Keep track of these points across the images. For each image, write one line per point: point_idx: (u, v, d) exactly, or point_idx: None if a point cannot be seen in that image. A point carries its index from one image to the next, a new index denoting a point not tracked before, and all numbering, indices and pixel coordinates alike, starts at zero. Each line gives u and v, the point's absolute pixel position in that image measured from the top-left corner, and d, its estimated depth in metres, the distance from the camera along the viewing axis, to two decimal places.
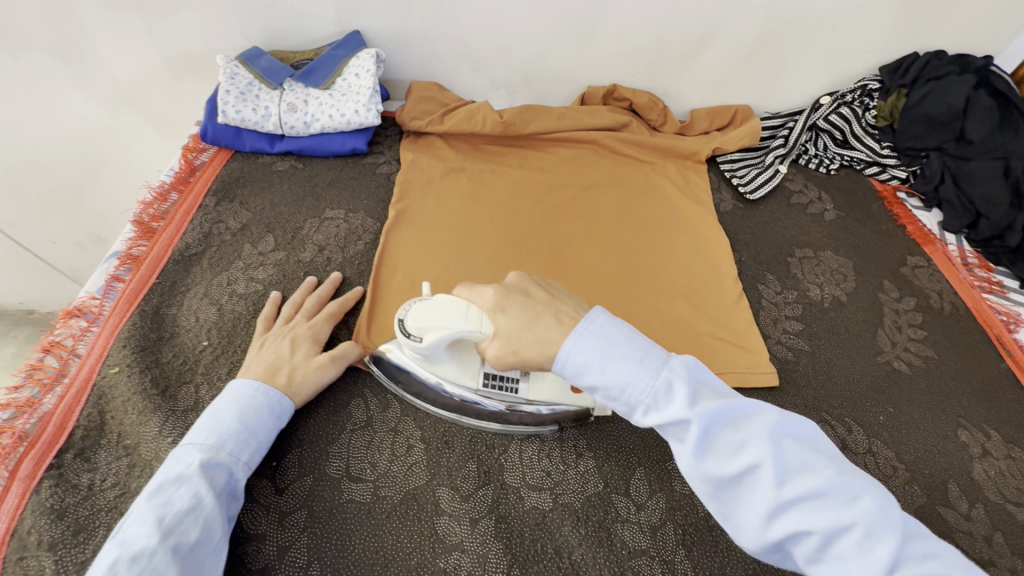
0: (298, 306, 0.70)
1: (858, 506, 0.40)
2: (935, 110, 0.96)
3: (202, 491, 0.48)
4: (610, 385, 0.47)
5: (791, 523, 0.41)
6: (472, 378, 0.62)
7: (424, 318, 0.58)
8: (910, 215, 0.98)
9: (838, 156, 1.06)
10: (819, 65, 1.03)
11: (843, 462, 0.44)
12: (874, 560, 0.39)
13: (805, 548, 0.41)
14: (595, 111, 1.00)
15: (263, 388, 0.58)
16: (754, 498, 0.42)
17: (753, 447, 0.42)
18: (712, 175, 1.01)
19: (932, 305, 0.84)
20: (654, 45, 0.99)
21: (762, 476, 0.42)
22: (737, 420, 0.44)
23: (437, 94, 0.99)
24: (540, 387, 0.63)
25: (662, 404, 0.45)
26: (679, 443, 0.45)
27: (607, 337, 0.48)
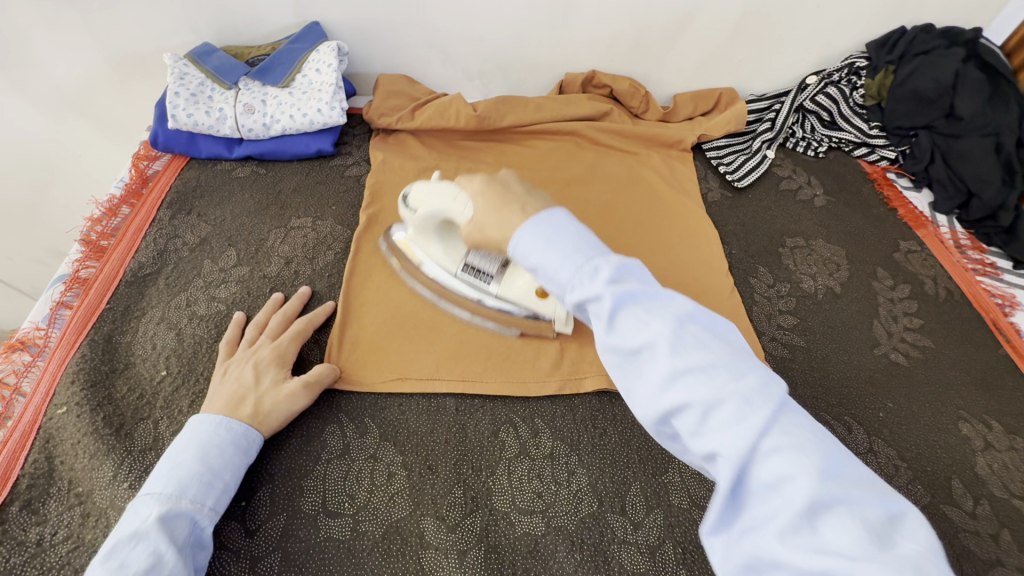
0: (262, 327, 0.65)
1: (741, 384, 0.38)
2: (923, 86, 0.93)
3: (161, 544, 0.45)
4: (562, 283, 0.44)
5: (680, 395, 0.38)
6: (450, 263, 0.68)
7: (421, 195, 0.62)
8: (900, 196, 0.96)
9: (826, 138, 1.02)
10: (805, 44, 0.99)
11: (745, 351, 0.41)
12: (750, 432, 0.36)
13: (688, 422, 0.39)
14: (574, 101, 0.95)
15: (226, 423, 0.54)
16: (650, 372, 0.40)
17: (655, 323, 0.40)
18: (698, 164, 0.97)
19: (926, 292, 0.82)
20: (633, 27, 0.94)
21: (659, 350, 0.40)
22: (650, 302, 0.42)
23: (407, 88, 0.94)
24: (508, 285, 0.66)
25: (583, 279, 0.43)
26: (593, 321, 0.43)
27: (556, 227, 0.46)
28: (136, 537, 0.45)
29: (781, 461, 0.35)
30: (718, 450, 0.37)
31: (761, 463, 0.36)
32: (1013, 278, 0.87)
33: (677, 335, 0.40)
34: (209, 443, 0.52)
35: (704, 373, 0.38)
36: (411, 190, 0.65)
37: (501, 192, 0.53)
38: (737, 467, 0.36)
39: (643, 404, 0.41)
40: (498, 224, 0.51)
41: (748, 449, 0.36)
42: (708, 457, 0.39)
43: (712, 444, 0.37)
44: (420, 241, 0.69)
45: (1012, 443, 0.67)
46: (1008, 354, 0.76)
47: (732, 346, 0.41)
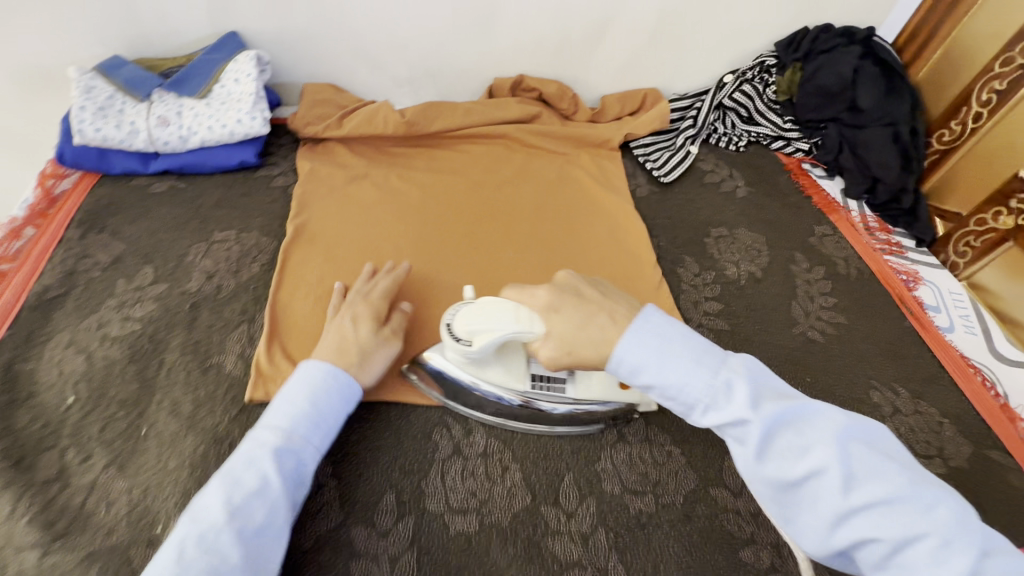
0: (343, 293, 0.70)
1: (836, 432, 0.43)
2: (828, 81, 0.99)
3: (268, 475, 0.49)
4: (659, 385, 0.48)
5: (794, 473, 0.43)
6: (518, 384, 0.60)
7: (466, 318, 0.56)
8: (814, 185, 1.02)
9: (745, 133, 1.08)
10: (720, 44, 1.04)
11: (918, 470, 0.44)
12: (864, 499, 0.41)
13: (869, 554, 0.41)
14: (503, 104, 0.97)
15: (332, 370, 0.57)
16: (792, 482, 0.43)
17: (818, 450, 0.42)
18: (626, 162, 1.01)
19: (840, 272, 0.87)
20: (556, 31, 0.97)
21: (826, 479, 0.42)
22: (728, 368, 0.47)
23: (333, 96, 0.93)
24: (587, 388, 0.61)
25: (661, 365, 0.48)
26: (738, 444, 0.46)
27: (664, 335, 0.49)
28: (246, 464, 0.49)
29: (894, 509, 0.40)
30: None
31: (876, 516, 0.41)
32: (916, 256, 0.94)
33: (763, 404, 0.45)
34: (321, 387, 0.56)
35: (804, 437, 0.44)
36: (454, 314, 0.59)
37: (578, 301, 0.54)
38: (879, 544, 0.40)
39: (755, 477, 0.46)
40: (591, 344, 0.50)
41: (868, 508, 0.41)
42: None
43: (839, 527, 0.42)
44: (467, 371, 0.60)
45: (917, 407, 0.72)
46: (913, 326, 0.82)
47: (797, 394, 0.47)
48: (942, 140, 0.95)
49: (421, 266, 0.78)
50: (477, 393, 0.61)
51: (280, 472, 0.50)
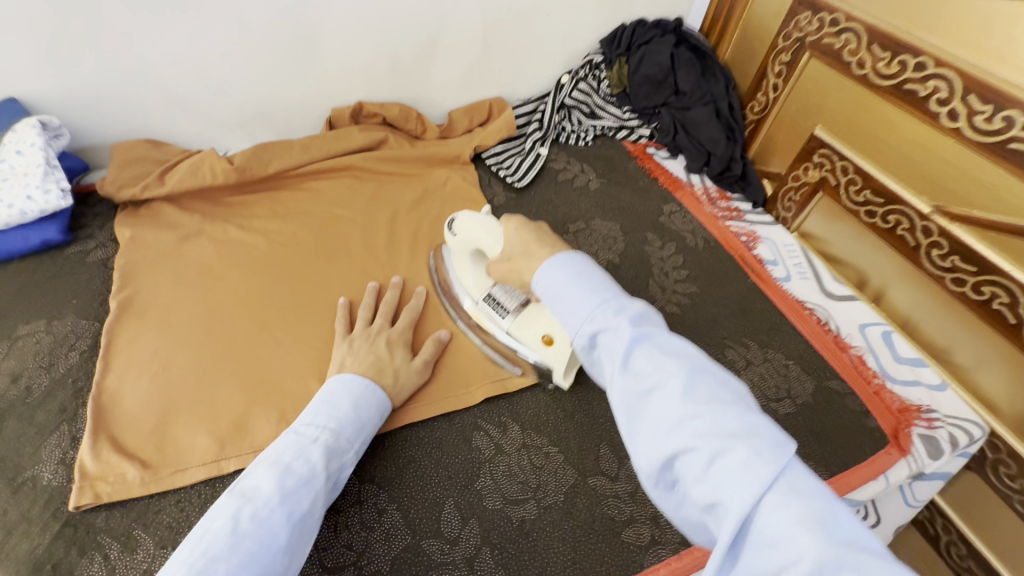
0: (368, 320, 0.72)
1: (750, 434, 0.41)
2: (651, 71, 1.06)
3: (316, 465, 0.53)
4: (565, 297, 0.55)
5: (682, 438, 0.42)
6: (474, 292, 0.73)
7: (466, 223, 0.71)
8: (659, 167, 1.10)
9: (591, 127, 1.13)
10: (549, 47, 1.08)
11: (751, 403, 0.45)
12: (747, 483, 0.39)
13: (690, 466, 0.42)
14: (344, 135, 0.95)
15: (372, 387, 0.62)
16: (662, 411, 0.44)
17: (669, 366, 0.45)
18: (481, 172, 1.02)
19: (689, 245, 0.94)
20: (384, 55, 0.96)
21: (669, 391, 0.44)
22: (665, 346, 0.48)
23: (150, 152, 0.85)
24: (523, 327, 0.70)
25: (604, 317, 0.51)
26: (611, 354, 0.49)
27: (579, 271, 0.56)
28: (297, 453, 0.53)
29: (778, 507, 0.38)
30: (721, 500, 0.40)
31: (758, 514, 0.39)
32: (753, 217, 1.03)
33: (690, 384, 0.44)
34: (361, 397, 0.61)
35: (709, 417, 0.42)
36: (458, 217, 0.73)
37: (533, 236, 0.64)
38: (737, 515, 0.39)
39: (615, 389, 0.48)
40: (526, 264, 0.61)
41: (752, 504, 0.39)
42: (707, 504, 0.41)
43: (708, 482, 0.41)
44: (464, 286, 0.76)
45: (766, 355, 0.79)
46: (755, 283, 0.90)
47: (748, 405, 0.44)
48: (754, 111, 1.06)
49: (275, 320, 0.74)
50: (473, 314, 0.75)
51: (327, 468, 0.54)
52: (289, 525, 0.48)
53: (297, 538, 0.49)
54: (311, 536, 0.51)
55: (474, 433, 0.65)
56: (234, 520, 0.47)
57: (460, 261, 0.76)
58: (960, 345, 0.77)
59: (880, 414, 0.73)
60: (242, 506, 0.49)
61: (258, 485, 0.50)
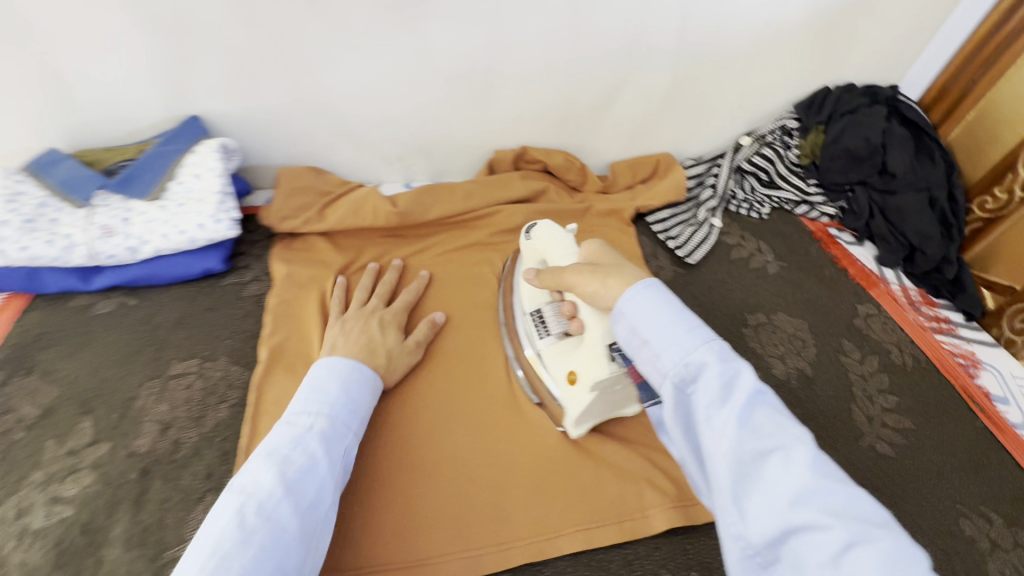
0: (366, 292, 0.71)
1: (860, 513, 0.37)
2: (854, 144, 0.92)
3: (315, 454, 0.50)
4: (654, 338, 0.46)
5: (790, 514, 0.37)
6: (527, 301, 0.67)
7: (545, 232, 0.65)
8: (848, 255, 0.94)
9: (767, 198, 0.99)
10: (736, 105, 0.96)
11: None
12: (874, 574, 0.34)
13: (820, 552, 0.35)
14: (506, 182, 0.87)
15: (358, 365, 0.59)
16: (782, 473, 0.38)
17: (788, 433, 0.40)
18: (644, 239, 0.90)
19: (895, 363, 0.78)
20: (561, 99, 0.87)
21: (792, 458, 0.39)
22: (777, 406, 0.42)
23: (313, 181, 0.81)
24: (556, 360, 0.62)
25: (719, 353, 0.44)
26: (722, 408, 0.41)
27: (688, 308, 0.47)
28: (293, 444, 0.50)
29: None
30: None
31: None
32: (967, 334, 0.86)
33: (812, 452, 0.39)
34: (348, 379, 0.58)
35: (835, 492, 0.37)
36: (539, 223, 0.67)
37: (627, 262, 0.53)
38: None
39: (724, 448, 0.40)
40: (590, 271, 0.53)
41: None
42: None
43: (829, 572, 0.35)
44: (520, 295, 0.69)
45: (1016, 538, 0.62)
46: (985, 427, 0.72)
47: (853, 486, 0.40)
48: (984, 208, 0.89)
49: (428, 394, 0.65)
50: (516, 319, 0.70)
51: (327, 455, 0.51)
52: (298, 515, 0.46)
53: (309, 529, 0.47)
54: (325, 526, 0.48)
55: None
56: (239, 517, 0.44)
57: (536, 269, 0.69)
58: None
59: None
60: (245, 502, 0.45)
61: (257, 478, 0.47)
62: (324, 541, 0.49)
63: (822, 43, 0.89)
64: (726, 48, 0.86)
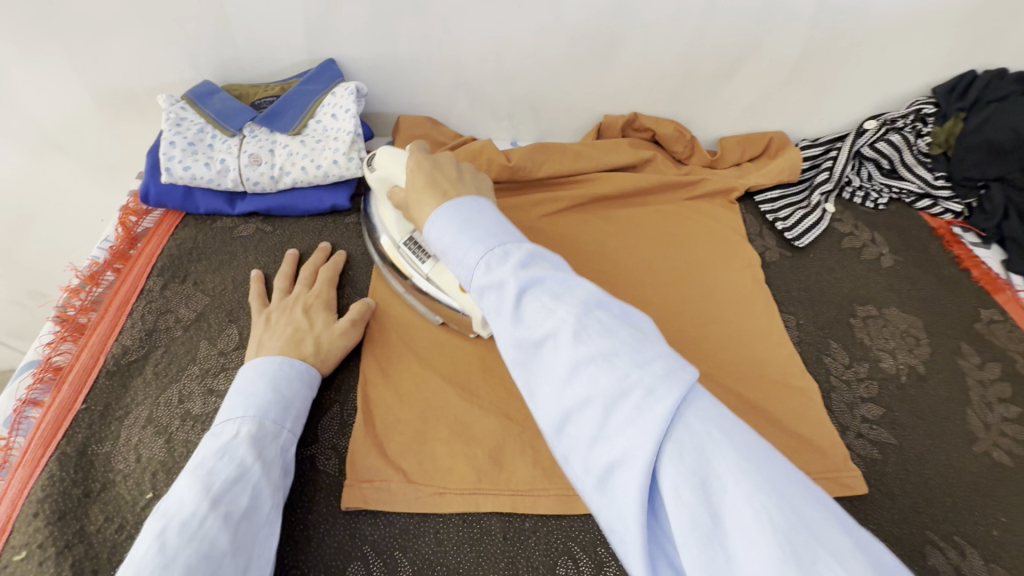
0: (290, 279, 0.68)
1: (646, 374, 0.37)
2: (999, 136, 0.85)
3: (246, 457, 0.47)
4: (452, 249, 0.48)
5: (578, 389, 0.38)
6: (395, 235, 0.66)
7: (384, 157, 0.66)
8: (972, 256, 0.87)
9: (886, 188, 0.94)
10: (866, 85, 0.90)
11: (652, 336, 0.40)
12: (651, 425, 0.35)
13: (590, 418, 0.37)
14: (615, 148, 0.87)
15: (288, 360, 0.56)
16: (552, 360, 0.39)
17: (559, 312, 0.40)
18: (750, 218, 0.88)
19: (1019, 372, 0.73)
20: (681, 66, 0.86)
21: (560, 338, 0.39)
22: (559, 290, 0.42)
23: (431, 131, 0.84)
24: (439, 271, 0.63)
25: (493, 267, 0.44)
26: (500, 310, 0.43)
27: (468, 215, 0.49)
28: (220, 453, 0.46)
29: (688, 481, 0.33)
30: (623, 450, 0.35)
31: (668, 459, 0.34)
32: None
33: (580, 327, 0.39)
34: (277, 376, 0.54)
35: (617, 358, 0.37)
36: (382, 154, 0.67)
37: (434, 174, 0.56)
38: (644, 470, 0.34)
39: (507, 344, 0.43)
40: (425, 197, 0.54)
41: (651, 453, 0.34)
42: (611, 460, 0.36)
43: (612, 433, 0.36)
44: (388, 230, 0.68)
45: None
46: None
47: (648, 337, 0.40)
48: None
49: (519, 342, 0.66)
50: (401, 267, 0.67)
51: (259, 458, 0.47)
52: (229, 528, 0.42)
53: (244, 538, 0.43)
54: (263, 533, 0.45)
55: None
56: (158, 542, 0.39)
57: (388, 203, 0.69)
58: None
59: None
60: (166, 524, 0.40)
61: (181, 499, 0.42)
62: (268, 547, 0.45)
63: (976, 21, 0.82)
64: (866, 21, 0.81)
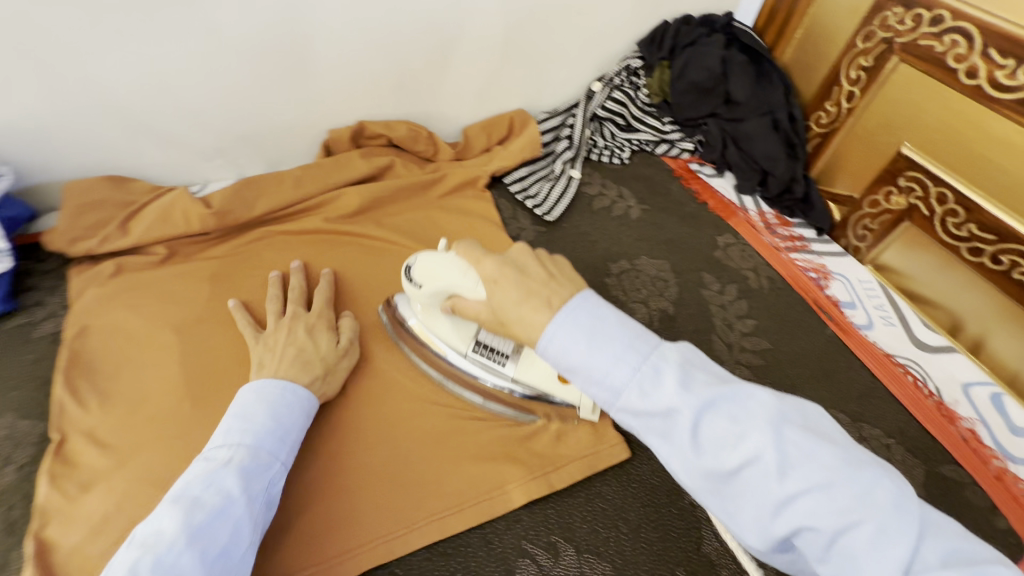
0: (282, 301, 0.65)
1: (872, 505, 0.33)
2: (699, 77, 0.91)
3: (231, 491, 0.44)
4: (585, 371, 0.40)
5: (795, 518, 0.34)
6: (460, 344, 0.60)
7: (425, 265, 0.55)
8: (707, 188, 0.95)
9: (627, 142, 0.98)
10: (580, 50, 0.93)
11: (847, 447, 0.36)
12: (897, 567, 0.31)
13: (810, 545, 0.34)
14: (344, 163, 0.81)
15: (291, 387, 0.54)
16: (755, 491, 0.35)
17: (753, 436, 0.35)
18: (503, 202, 0.87)
19: (752, 287, 0.80)
20: (390, 65, 0.81)
21: (764, 468, 0.35)
22: (732, 408, 0.37)
23: (112, 192, 0.71)
24: (528, 369, 0.59)
25: (649, 394, 0.38)
26: (662, 439, 0.38)
27: (595, 320, 0.41)
28: (206, 482, 0.44)
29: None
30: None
31: None
32: (820, 247, 0.89)
33: (779, 442, 0.35)
34: (277, 403, 0.52)
35: (820, 488, 0.34)
36: (415, 260, 0.57)
37: (525, 279, 0.46)
38: None
39: (685, 474, 0.38)
40: (519, 319, 0.44)
41: None
42: None
43: (845, 564, 0.33)
44: (438, 335, 0.61)
45: (861, 432, 0.65)
46: (835, 334, 0.75)
47: (847, 448, 0.36)
48: (819, 123, 0.91)
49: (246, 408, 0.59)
50: (433, 347, 0.62)
51: (246, 491, 0.44)
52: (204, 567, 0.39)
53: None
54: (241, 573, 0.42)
55: (517, 562, 0.52)
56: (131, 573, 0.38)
57: (431, 311, 0.61)
58: None
59: (1009, 508, 0.60)
60: (142, 556, 0.39)
61: (161, 527, 0.41)
62: None
63: None
64: None
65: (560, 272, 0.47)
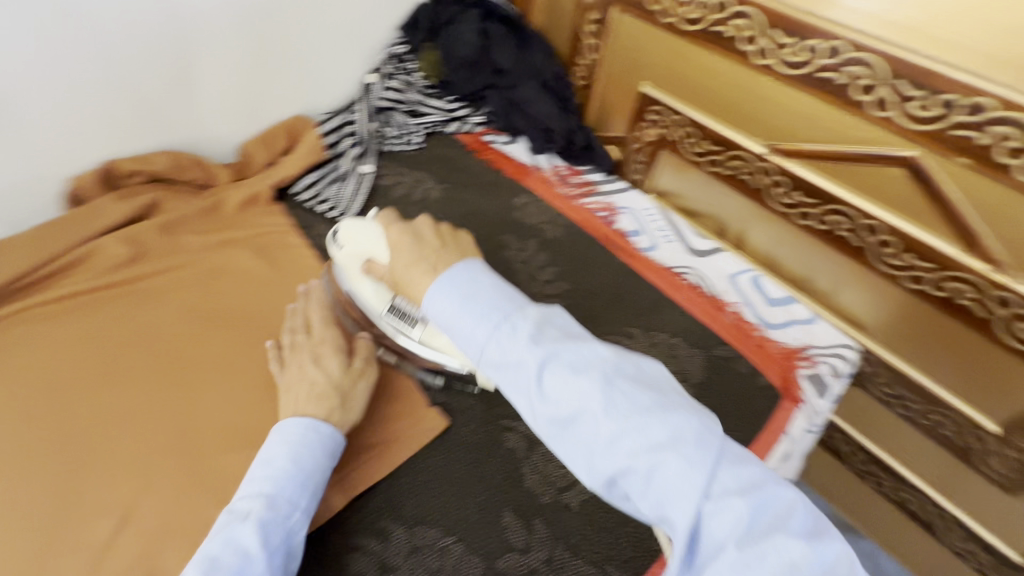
0: (298, 330, 0.65)
1: (680, 439, 0.39)
2: (464, 52, 0.94)
3: (248, 547, 0.46)
4: (459, 328, 0.46)
5: (620, 457, 0.39)
6: (377, 307, 0.65)
7: (351, 231, 0.67)
8: (501, 155, 0.98)
9: (418, 126, 0.98)
10: (340, 47, 0.93)
11: (668, 396, 0.41)
12: (694, 492, 0.37)
13: (635, 487, 0.39)
14: (95, 213, 0.74)
15: (312, 424, 0.55)
16: (591, 436, 0.40)
17: (584, 385, 0.40)
18: (296, 214, 0.85)
19: (549, 238, 0.86)
20: (122, 95, 0.75)
21: (594, 416, 0.40)
22: (575, 359, 0.42)
23: None
24: (434, 334, 0.64)
25: (507, 345, 0.43)
26: (521, 391, 0.43)
27: (465, 285, 0.47)
28: (224, 541, 0.47)
29: (730, 512, 0.36)
30: (669, 515, 0.38)
31: (706, 524, 0.36)
32: (608, 187, 0.96)
33: (609, 398, 0.40)
34: (301, 446, 0.53)
35: (637, 429, 0.39)
36: (343, 227, 0.68)
37: (421, 245, 0.53)
38: (690, 535, 0.36)
39: (537, 421, 0.43)
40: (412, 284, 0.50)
41: (694, 515, 0.36)
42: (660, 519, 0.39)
43: (658, 496, 0.38)
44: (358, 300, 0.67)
45: (651, 340, 0.74)
46: (625, 262, 0.84)
47: (662, 392, 0.41)
48: (580, 77, 1.00)
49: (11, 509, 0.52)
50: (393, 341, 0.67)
51: (264, 545, 0.47)
52: None
53: None
54: None
55: (347, 557, 0.53)
56: None
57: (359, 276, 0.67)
58: (802, 259, 0.81)
59: (769, 368, 0.72)
60: None
61: None
62: None
63: None
64: None
65: (454, 243, 0.54)
